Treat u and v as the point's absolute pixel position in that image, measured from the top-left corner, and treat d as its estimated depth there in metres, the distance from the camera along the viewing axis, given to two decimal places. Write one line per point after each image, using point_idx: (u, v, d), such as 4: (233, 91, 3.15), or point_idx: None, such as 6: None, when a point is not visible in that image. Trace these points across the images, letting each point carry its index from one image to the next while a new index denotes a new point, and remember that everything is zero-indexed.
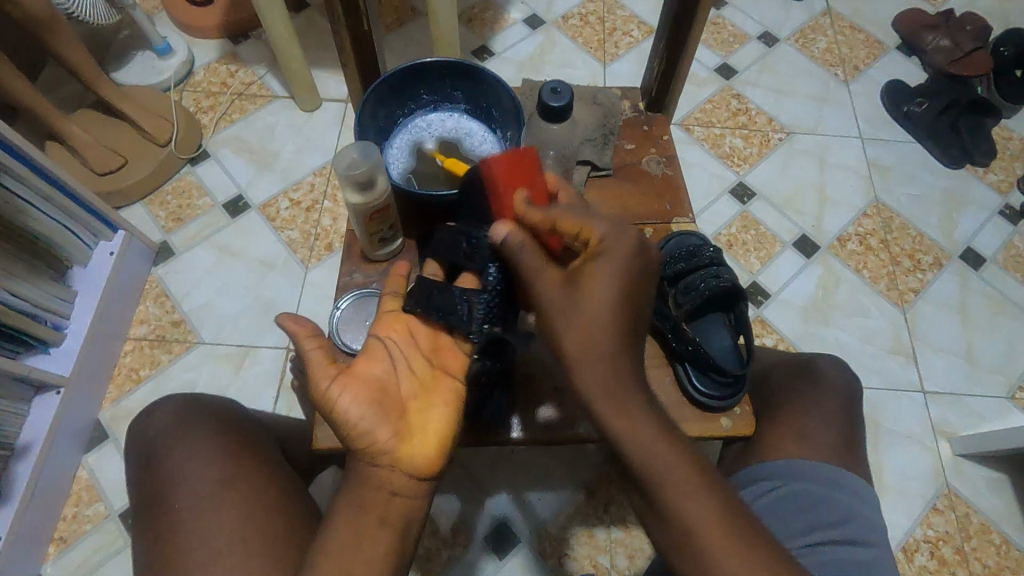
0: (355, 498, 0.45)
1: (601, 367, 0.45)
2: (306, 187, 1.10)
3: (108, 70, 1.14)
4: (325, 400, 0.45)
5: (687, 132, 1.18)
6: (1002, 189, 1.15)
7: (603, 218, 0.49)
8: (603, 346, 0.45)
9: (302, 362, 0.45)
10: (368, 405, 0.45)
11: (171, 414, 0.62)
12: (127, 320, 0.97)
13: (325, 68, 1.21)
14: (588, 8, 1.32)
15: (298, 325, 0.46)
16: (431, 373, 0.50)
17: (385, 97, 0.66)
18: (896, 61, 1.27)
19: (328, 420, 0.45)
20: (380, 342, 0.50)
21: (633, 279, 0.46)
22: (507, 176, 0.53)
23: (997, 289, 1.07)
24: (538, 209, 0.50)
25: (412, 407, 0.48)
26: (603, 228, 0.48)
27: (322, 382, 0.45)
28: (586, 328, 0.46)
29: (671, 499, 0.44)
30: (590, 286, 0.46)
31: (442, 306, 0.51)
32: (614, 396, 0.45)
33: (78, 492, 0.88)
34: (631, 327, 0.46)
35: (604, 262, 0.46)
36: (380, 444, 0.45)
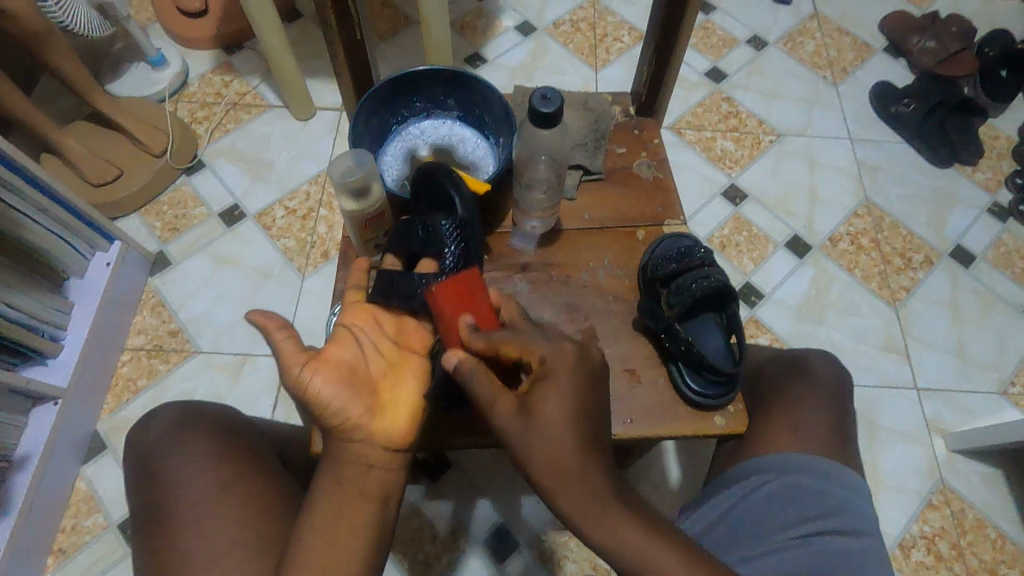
0: (336, 474, 0.46)
1: (568, 485, 0.45)
2: (302, 195, 1.10)
3: (102, 82, 1.15)
4: (296, 379, 0.45)
5: (678, 136, 1.19)
6: (991, 187, 1.17)
7: (540, 338, 0.48)
8: (570, 466, 0.45)
9: (274, 349, 0.46)
10: (340, 383, 0.46)
11: (167, 422, 0.62)
12: (124, 330, 0.97)
13: (319, 77, 1.22)
14: (579, 15, 1.33)
15: (266, 315, 0.46)
16: (398, 357, 0.51)
17: (379, 106, 0.67)
18: (884, 63, 1.29)
19: (300, 400, 0.46)
20: (348, 325, 0.50)
21: (581, 400, 0.46)
22: (452, 302, 0.50)
23: (988, 285, 1.08)
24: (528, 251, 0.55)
25: (384, 386, 0.49)
26: (543, 349, 0.47)
27: (295, 365, 0.45)
28: (551, 453, 0.45)
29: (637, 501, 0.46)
30: (545, 415, 0.46)
31: (403, 290, 0.52)
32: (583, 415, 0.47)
33: (77, 503, 0.88)
34: (588, 431, 0.46)
35: (556, 395, 0.46)
36: (352, 422, 0.46)
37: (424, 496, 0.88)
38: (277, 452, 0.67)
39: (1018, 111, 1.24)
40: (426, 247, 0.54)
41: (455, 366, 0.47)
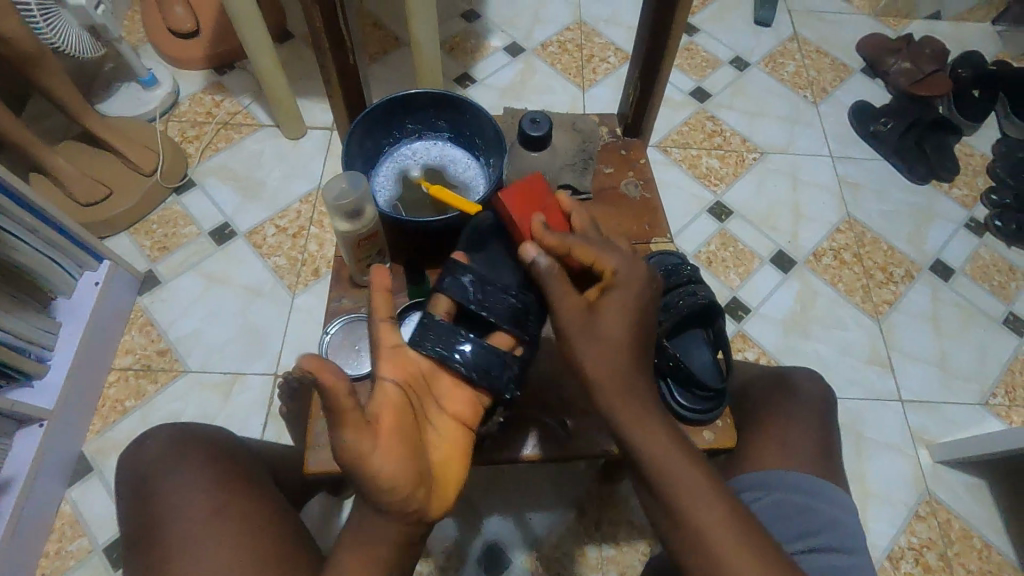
0: (366, 545, 0.44)
1: (614, 376, 0.49)
2: (293, 214, 1.11)
3: (93, 102, 1.16)
4: (366, 463, 0.39)
5: (665, 154, 1.22)
6: (967, 203, 1.20)
7: (613, 252, 0.52)
8: (617, 368, 0.49)
9: (339, 421, 0.38)
10: (407, 466, 0.42)
11: (160, 444, 0.62)
12: (112, 350, 0.97)
13: (310, 97, 1.23)
14: (566, 36, 1.36)
15: (332, 377, 0.37)
16: (444, 423, 0.49)
17: (371, 127, 0.68)
18: (862, 83, 1.33)
19: (360, 482, 0.40)
20: (397, 389, 0.45)
21: (641, 313, 0.50)
22: (518, 206, 0.55)
23: (967, 299, 1.11)
24: (555, 233, 0.53)
25: (435, 459, 0.46)
26: (615, 262, 0.51)
27: (367, 449, 0.39)
28: (602, 351, 0.49)
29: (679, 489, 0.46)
30: (608, 317, 0.49)
31: (477, 361, 0.50)
32: (619, 385, 0.49)
33: (61, 527, 0.86)
34: (638, 363, 0.50)
35: (621, 300, 0.49)
36: (410, 505, 0.43)
37: None
38: (270, 472, 0.67)
39: (991, 129, 1.28)
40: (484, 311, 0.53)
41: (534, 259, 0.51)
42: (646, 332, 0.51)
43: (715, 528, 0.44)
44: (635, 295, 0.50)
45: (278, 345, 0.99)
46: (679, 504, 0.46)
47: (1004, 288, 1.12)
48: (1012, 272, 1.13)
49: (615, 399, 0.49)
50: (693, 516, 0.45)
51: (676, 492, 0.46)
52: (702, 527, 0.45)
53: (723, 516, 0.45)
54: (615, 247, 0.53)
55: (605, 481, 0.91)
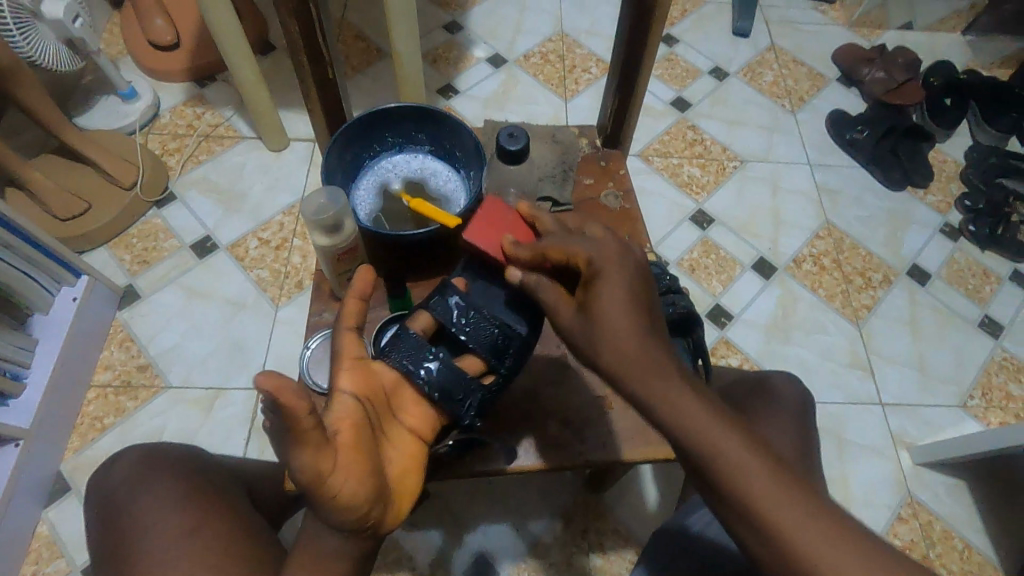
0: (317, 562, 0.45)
1: (634, 365, 0.43)
2: (276, 226, 1.10)
3: (71, 115, 1.14)
4: (322, 482, 0.38)
5: (646, 163, 1.23)
6: (942, 209, 1.22)
7: (584, 242, 0.48)
8: (636, 356, 0.43)
9: (297, 440, 0.37)
10: (364, 486, 0.41)
11: (132, 464, 0.61)
12: (91, 366, 0.95)
13: (292, 109, 1.23)
14: (548, 47, 1.37)
15: (292, 397, 0.36)
16: (402, 437, 0.48)
17: (350, 141, 0.69)
18: (838, 92, 1.36)
19: (316, 500, 0.40)
20: (356, 400, 0.45)
21: (636, 288, 0.45)
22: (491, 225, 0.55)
23: (944, 302, 1.13)
24: (527, 246, 0.51)
25: (392, 472, 0.46)
26: (589, 249, 0.47)
27: (325, 466, 0.38)
28: (616, 344, 0.43)
29: (729, 475, 0.40)
30: (604, 304, 0.44)
31: (443, 382, 0.50)
32: (638, 369, 0.42)
33: (38, 548, 0.85)
34: (652, 334, 0.44)
35: (615, 282, 0.45)
36: (361, 519, 0.42)
37: (402, 528, 0.88)
38: (248, 489, 0.66)
39: (963, 136, 1.31)
40: (455, 323, 0.53)
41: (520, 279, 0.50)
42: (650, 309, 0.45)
43: (795, 516, 0.38)
44: (621, 270, 0.46)
45: (262, 358, 0.99)
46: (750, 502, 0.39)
47: (979, 292, 1.14)
48: (987, 276, 1.16)
49: (637, 384, 0.43)
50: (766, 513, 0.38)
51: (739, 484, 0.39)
52: (779, 522, 0.38)
53: (799, 506, 0.38)
54: (586, 235, 0.50)
55: (590, 489, 0.91)
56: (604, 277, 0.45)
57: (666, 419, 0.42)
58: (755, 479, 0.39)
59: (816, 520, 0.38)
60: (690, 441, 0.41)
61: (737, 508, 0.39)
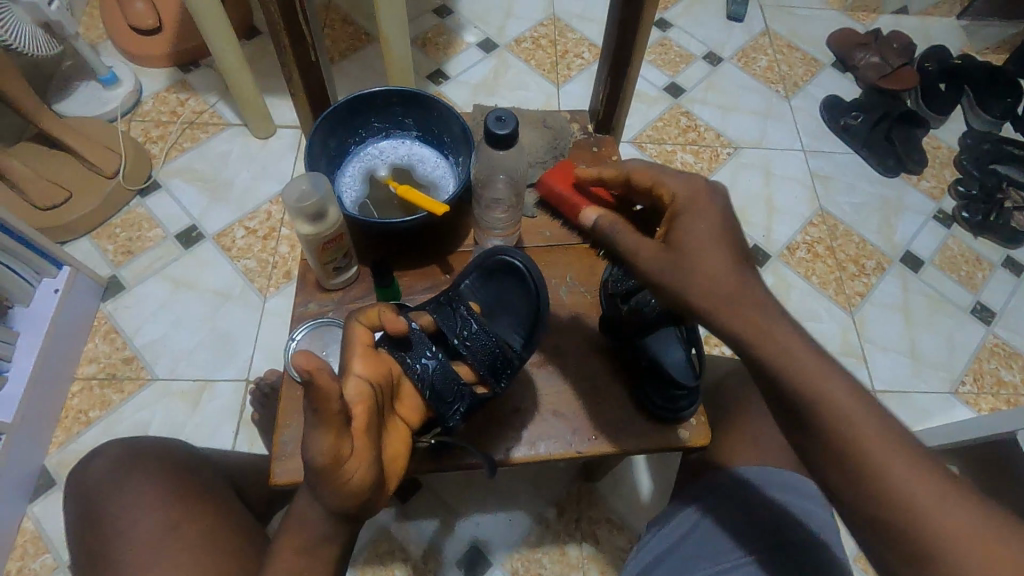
0: (305, 547, 0.44)
1: (713, 295, 0.41)
2: (262, 215, 1.08)
3: (51, 102, 1.11)
4: (334, 464, 0.38)
5: (640, 149, 1.22)
6: (935, 195, 1.22)
7: (671, 176, 0.48)
8: (731, 290, 0.41)
9: (317, 417, 0.37)
10: (371, 472, 0.41)
11: (109, 460, 0.60)
12: (75, 359, 0.94)
13: (278, 95, 1.20)
14: (539, 32, 1.35)
15: (321, 375, 0.35)
16: (398, 426, 0.50)
17: (335, 127, 0.67)
18: (832, 77, 1.34)
19: (323, 480, 0.39)
20: (366, 385, 0.45)
21: (728, 221, 0.44)
22: (561, 181, 0.63)
23: (936, 289, 1.13)
24: (614, 170, 0.53)
25: (393, 458, 0.47)
26: (676, 187, 0.47)
27: (340, 450, 0.39)
28: (706, 281, 0.42)
29: (818, 405, 0.39)
30: (696, 234, 0.43)
31: (435, 381, 0.51)
32: (729, 296, 0.41)
33: (24, 544, 0.83)
34: (738, 257, 0.43)
35: (698, 216, 0.44)
36: (364, 504, 0.43)
37: (393, 519, 0.87)
38: (232, 483, 0.65)
39: (957, 122, 1.31)
40: (461, 340, 0.52)
41: (592, 224, 0.48)
42: (735, 239, 0.44)
43: (895, 458, 0.37)
44: (709, 209, 0.45)
45: (251, 348, 0.97)
46: (837, 432, 0.38)
47: (972, 278, 1.14)
48: (980, 262, 1.16)
49: (728, 313, 0.41)
50: (850, 435, 0.38)
51: (825, 414, 0.39)
52: (868, 443, 0.38)
53: (893, 445, 0.37)
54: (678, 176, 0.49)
55: (584, 479, 0.90)
56: (692, 214, 0.45)
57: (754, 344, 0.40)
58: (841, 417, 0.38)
59: (914, 461, 0.37)
60: (778, 371, 0.40)
61: (831, 450, 0.39)
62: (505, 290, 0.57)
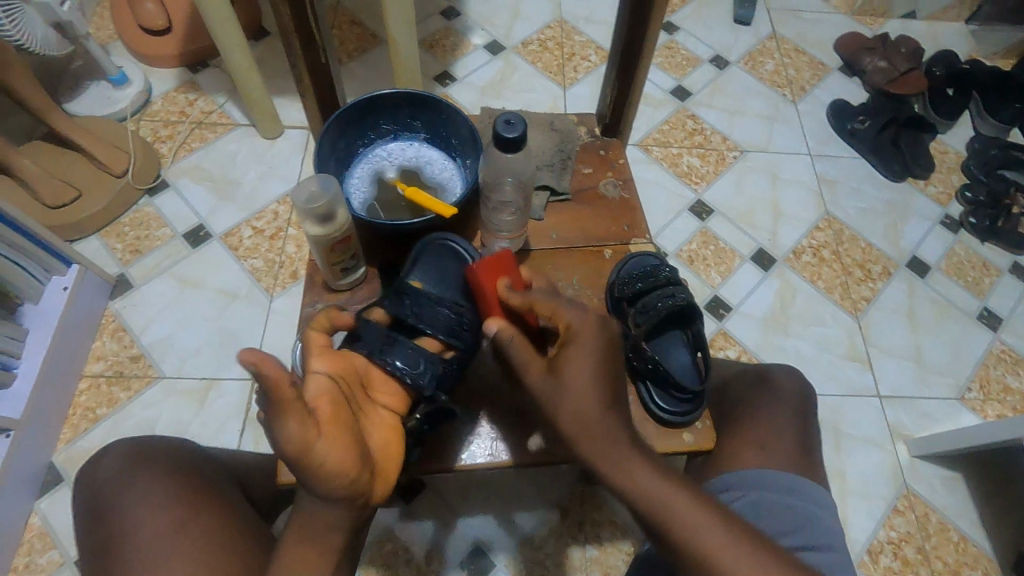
0: (310, 534, 0.44)
1: (582, 426, 0.45)
2: (270, 215, 1.09)
3: (61, 101, 1.12)
4: (309, 455, 0.38)
5: (646, 152, 1.22)
6: (942, 200, 1.21)
7: (568, 304, 0.49)
8: (596, 424, 0.45)
9: (276, 414, 0.37)
10: (349, 454, 0.41)
11: (118, 459, 0.61)
12: (83, 356, 0.94)
13: (286, 96, 1.21)
14: (546, 34, 1.35)
15: (274, 368, 0.35)
16: (378, 414, 0.49)
17: (343, 128, 0.67)
18: (839, 81, 1.34)
19: (303, 472, 0.39)
20: (333, 380, 0.45)
21: (607, 352, 0.46)
22: (490, 277, 0.54)
23: (943, 294, 1.12)
24: (518, 293, 0.53)
25: (377, 447, 0.47)
26: (570, 315, 0.48)
27: (310, 437, 0.38)
28: (578, 412, 0.45)
29: (685, 540, 0.43)
30: (574, 369, 0.45)
31: (405, 361, 0.51)
32: (598, 440, 0.45)
33: (31, 539, 0.84)
34: (611, 392, 0.46)
35: (577, 348, 0.46)
36: (353, 490, 0.42)
37: (397, 519, 0.87)
38: (239, 482, 0.65)
39: (965, 127, 1.30)
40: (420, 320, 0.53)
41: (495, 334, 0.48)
42: (611, 375, 0.46)
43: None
44: (591, 339, 0.46)
45: (257, 347, 0.98)
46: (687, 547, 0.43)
47: (978, 284, 1.14)
48: (987, 268, 1.15)
49: (599, 457, 0.45)
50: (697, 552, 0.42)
51: (680, 531, 0.43)
52: (711, 562, 0.42)
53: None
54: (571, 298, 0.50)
55: (587, 481, 0.90)
56: (573, 346, 0.46)
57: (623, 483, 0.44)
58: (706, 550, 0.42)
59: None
60: (653, 509, 0.44)
61: None
62: (442, 261, 0.59)
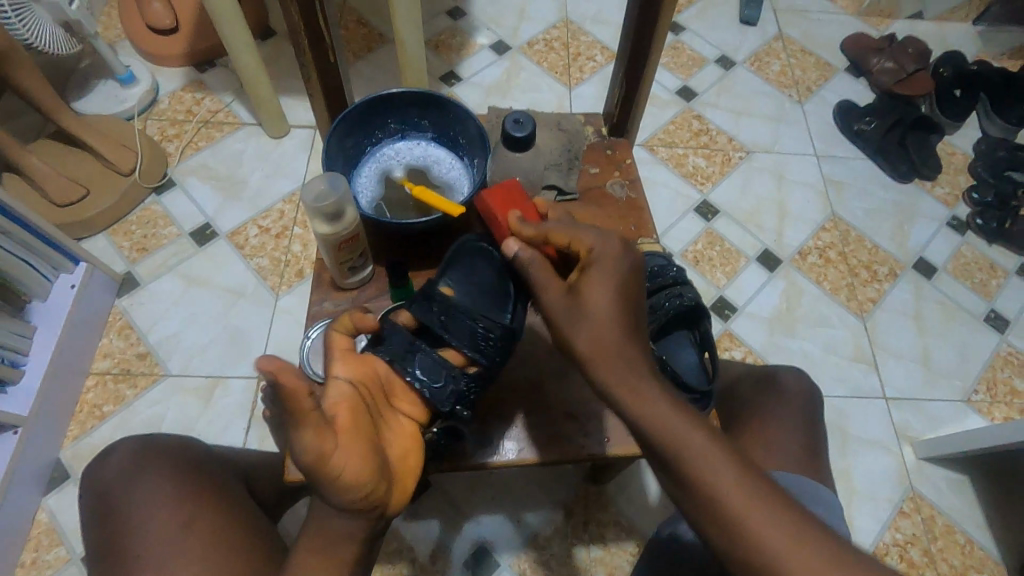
0: (327, 544, 0.44)
1: (596, 343, 0.44)
2: (276, 214, 1.09)
3: (69, 99, 1.13)
4: (328, 464, 0.38)
5: (651, 152, 1.22)
6: (949, 201, 1.21)
7: (588, 230, 0.49)
8: (612, 343, 0.44)
9: (298, 425, 0.37)
10: (368, 465, 0.41)
11: (125, 456, 0.61)
12: (90, 353, 0.95)
13: (292, 95, 1.21)
14: (552, 34, 1.35)
15: (298, 379, 0.36)
16: (398, 423, 0.49)
17: (351, 128, 0.67)
18: (846, 82, 1.34)
19: (321, 482, 0.40)
20: (351, 388, 0.45)
21: (625, 281, 0.46)
22: (500, 205, 0.58)
23: (949, 296, 1.12)
24: (532, 224, 0.53)
25: (395, 456, 0.47)
26: (589, 240, 0.48)
27: (329, 447, 0.39)
28: (595, 331, 0.44)
29: (695, 469, 0.39)
30: (591, 289, 0.45)
31: (427, 373, 0.51)
32: (612, 360, 0.43)
33: (38, 536, 0.84)
34: (630, 321, 0.45)
35: (596, 275, 0.46)
36: (371, 501, 0.43)
37: (401, 518, 0.87)
38: (244, 481, 0.66)
39: (972, 129, 1.30)
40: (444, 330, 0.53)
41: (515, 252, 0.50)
42: (629, 303, 0.46)
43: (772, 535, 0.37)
44: (610, 266, 0.46)
45: (263, 346, 0.98)
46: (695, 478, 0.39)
47: (986, 286, 1.13)
48: (994, 270, 1.15)
49: (610, 376, 0.43)
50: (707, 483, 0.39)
51: (688, 461, 0.39)
52: (722, 499, 0.38)
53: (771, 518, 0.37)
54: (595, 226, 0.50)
55: (592, 481, 0.90)
56: (595, 269, 0.47)
57: (632, 410, 0.42)
58: (720, 488, 0.38)
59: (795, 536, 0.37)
60: (661, 443, 0.41)
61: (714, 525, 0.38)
62: (476, 275, 0.57)
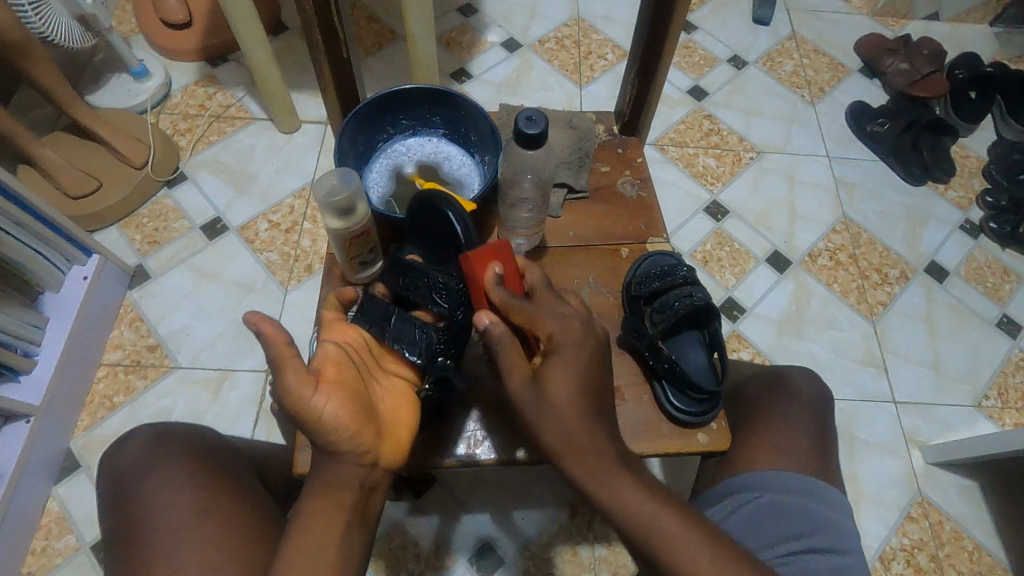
0: (332, 502, 0.44)
1: (552, 421, 0.46)
2: (286, 209, 1.10)
3: (83, 93, 1.14)
4: (308, 407, 0.41)
5: (661, 152, 1.21)
6: (963, 205, 1.20)
7: (547, 311, 0.49)
8: (578, 436, 0.47)
9: (276, 367, 0.41)
10: (351, 409, 0.44)
11: (138, 446, 0.61)
12: (101, 345, 0.96)
13: (304, 91, 1.22)
14: (563, 32, 1.35)
15: (271, 327, 0.41)
16: (391, 381, 0.51)
17: (362, 123, 0.68)
18: (859, 83, 1.33)
19: (308, 427, 0.42)
20: (339, 347, 0.47)
21: (588, 372, 0.48)
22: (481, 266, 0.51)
23: (961, 300, 1.11)
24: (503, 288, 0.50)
25: (383, 409, 0.49)
26: (550, 325, 0.48)
27: (309, 391, 0.41)
28: (558, 420, 0.46)
29: (662, 553, 0.44)
30: (555, 382, 0.47)
31: (404, 337, 0.50)
32: (582, 452, 0.47)
33: (47, 524, 0.85)
34: (594, 403, 0.48)
35: (556, 359, 0.47)
36: (361, 447, 0.44)
37: (407, 513, 0.88)
38: (255, 470, 0.66)
39: (987, 131, 1.28)
40: (411, 292, 0.51)
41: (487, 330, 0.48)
42: (589, 390, 0.48)
43: None
44: (571, 351, 0.48)
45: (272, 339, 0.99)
46: (649, 546, 0.45)
47: (999, 291, 1.12)
48: (1007, 274, 1.13)
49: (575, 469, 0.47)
50: None
51: (642, 536, 0.45)
52: None
53: None
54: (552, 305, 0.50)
55: None
56: (554, 357, 0.48)
57: (597, 493, 0.47)
58: None
59: None
60: (638, 534, 0.45)
61: None
62: (431, 226, 0.55)
